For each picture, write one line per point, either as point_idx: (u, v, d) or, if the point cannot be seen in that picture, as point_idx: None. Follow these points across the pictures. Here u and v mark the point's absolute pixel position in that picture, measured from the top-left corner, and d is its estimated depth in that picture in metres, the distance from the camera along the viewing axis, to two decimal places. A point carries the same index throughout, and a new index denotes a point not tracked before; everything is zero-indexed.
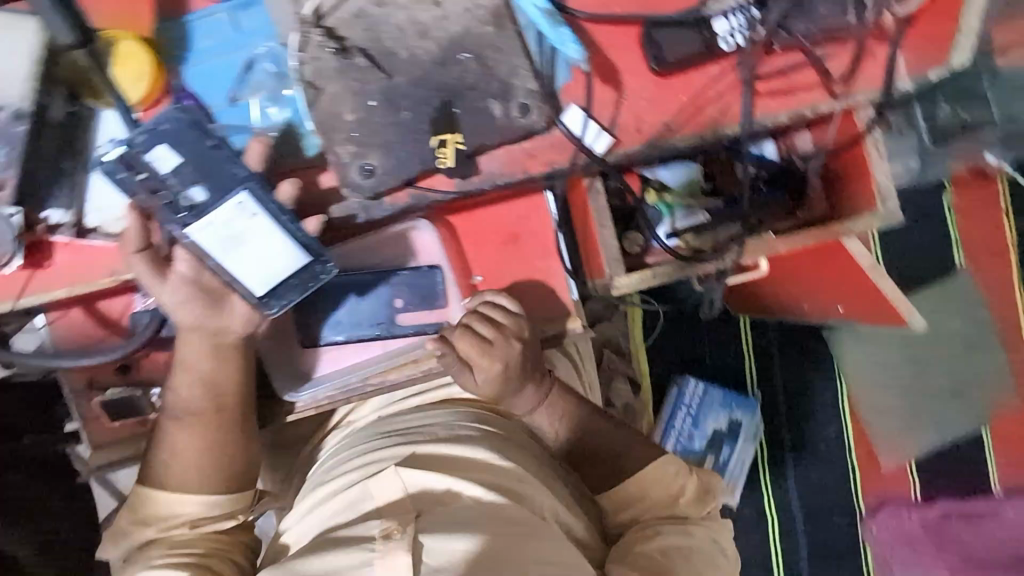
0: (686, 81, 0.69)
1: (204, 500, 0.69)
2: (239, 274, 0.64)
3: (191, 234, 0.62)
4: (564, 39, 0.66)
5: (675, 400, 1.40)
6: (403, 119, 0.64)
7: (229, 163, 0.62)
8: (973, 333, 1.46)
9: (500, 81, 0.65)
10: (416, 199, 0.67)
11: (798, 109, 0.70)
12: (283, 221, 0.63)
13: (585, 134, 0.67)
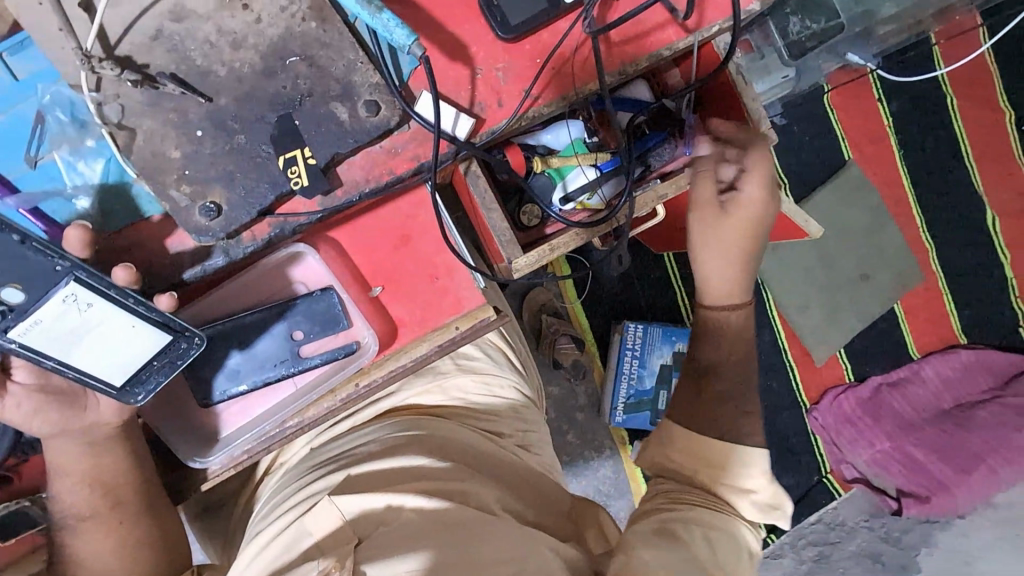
0: (539, 43, 0.65)
1: None
2: (90, 369, 0.58)
3: (20, 340, 0.54)
4: (387, 24, 0.58)
5: (619, 347, 1.54)
6: (239, 145, 0.57)
7: (35, 255, 0.52)
8: (872, 220, 1.52)
9: (338, 81, 0.59)
10: (278, 228, 0.61)
11: (655, 54, 0.68)
12: (126, 303, 0.56)
13: (445, 122, 0.63)
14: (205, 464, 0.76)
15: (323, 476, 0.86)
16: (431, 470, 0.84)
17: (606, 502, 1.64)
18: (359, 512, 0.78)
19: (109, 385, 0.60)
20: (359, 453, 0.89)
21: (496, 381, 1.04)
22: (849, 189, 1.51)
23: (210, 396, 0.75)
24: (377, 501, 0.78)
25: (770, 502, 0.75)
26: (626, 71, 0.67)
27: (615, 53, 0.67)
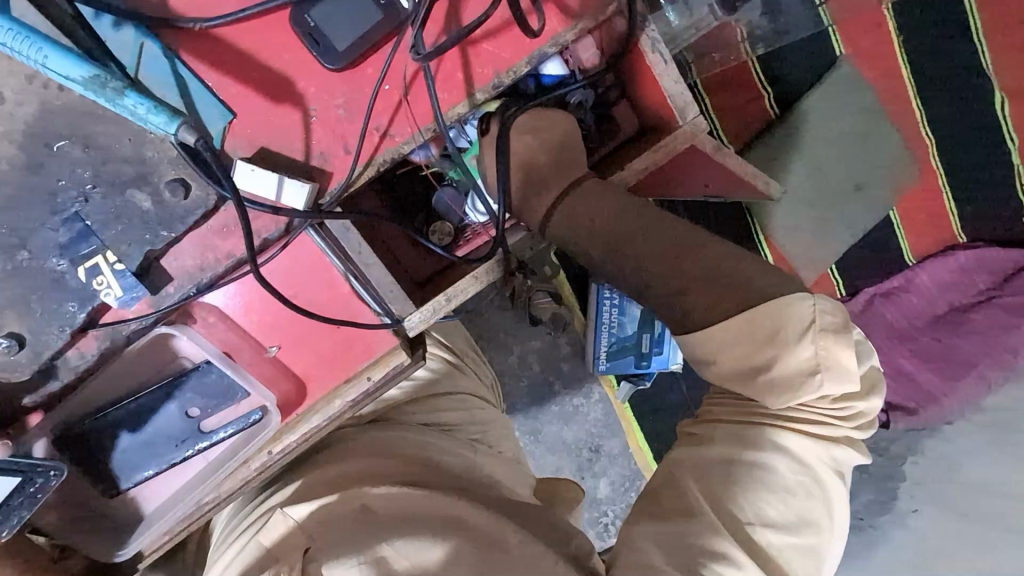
0: (374, 67, 0.56)
1: None
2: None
3: None
4: (137, 112, 0.47)
5: (596, 297, 1.40)
6: (24, 263, 0.51)
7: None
8: (867, 125, 1.24)
9: (129, 162, 0.51)
10: (108, 339, 0.54)
11: (517, 65, 0.58)
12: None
13: (280, 194, 0.55)
14: (126, 550, 0.72)
15: (269, 496, 0.83)
16: (379, 469, 0.82)
17: (597, 443, 1.54)
18: (308, 518, 0.74)
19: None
20: (303, 468, 0.86)
21: (440, 377, 1.01)
22: (837, 91, 1.23)
23: (116, 485, 0.70)
24: (325, 502, 0.75)
25: (811, 361, 0.61)
26: (500, 87, 0.58)
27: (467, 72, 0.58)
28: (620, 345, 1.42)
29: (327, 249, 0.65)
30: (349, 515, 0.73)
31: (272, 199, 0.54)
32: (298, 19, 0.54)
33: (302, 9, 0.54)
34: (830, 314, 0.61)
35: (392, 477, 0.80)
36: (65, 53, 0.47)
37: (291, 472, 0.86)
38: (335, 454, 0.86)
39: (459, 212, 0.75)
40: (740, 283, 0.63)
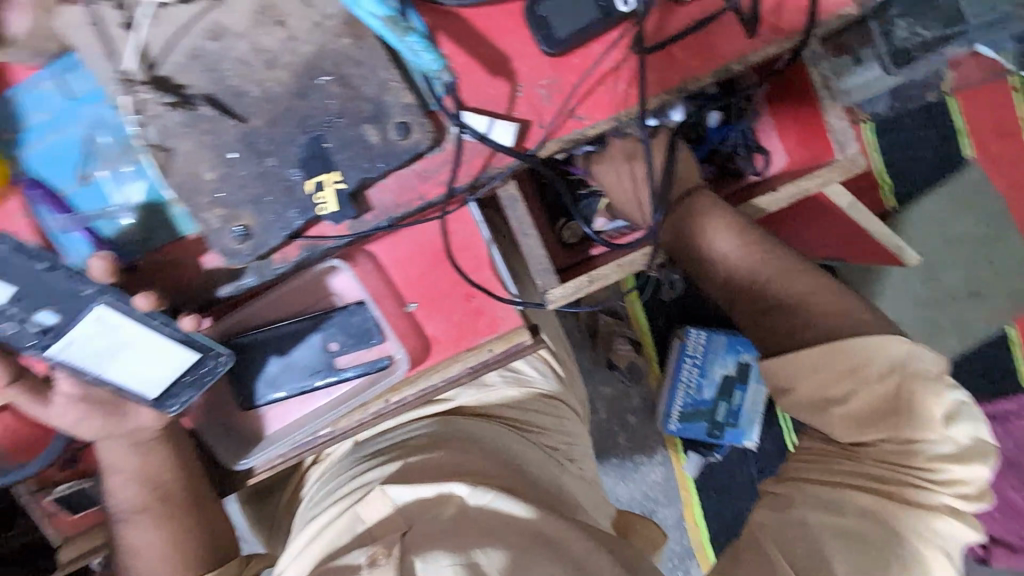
0: (588, 56, 0.58)
1: None
2: (130, 381, 0.68)
3: (58, 353, 0.64)
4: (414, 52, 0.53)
5: (678, 354, 1.39)
6: (269, 168, 0.57)
7: (69, 279, 0.62)
8: (999, 234, 1.20)
9: (367, 102, 0.56)
10: (308, 251, 0.61)
11: (723, 70, 0.59)
12: (152, 324, 0.65)
13: (492, 131, 0.58)
14: (247, 464, 0.79)
15: (371, 467, 0.86)
16: (472, 467, 0.82)
17: (652, 508, 1.46)
18: (409, 505, 0.77)
19: (144, 396, 0.69)
20: (404, 447, 0.88)
21: (541, 390, 1.00)
22: (971, 194, 1.20)
23: (251, 400, 0.78)
24: (424, 494, 0.77)
25: (892, 398, 0.61)
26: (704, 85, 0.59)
27: (671, 71, 0.60)
28: (697, 408, 1.39)
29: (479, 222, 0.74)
30: (442, 511, 0.74)
31: (481, 133, 0.58)
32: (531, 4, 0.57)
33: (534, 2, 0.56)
34: (925, 359, 0.61)
35: (485, 476, 0.80)
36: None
37: (399, 448, 0.88)
38: (443, 438, 0.88)
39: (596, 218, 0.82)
40: (834, 308, 0.66)
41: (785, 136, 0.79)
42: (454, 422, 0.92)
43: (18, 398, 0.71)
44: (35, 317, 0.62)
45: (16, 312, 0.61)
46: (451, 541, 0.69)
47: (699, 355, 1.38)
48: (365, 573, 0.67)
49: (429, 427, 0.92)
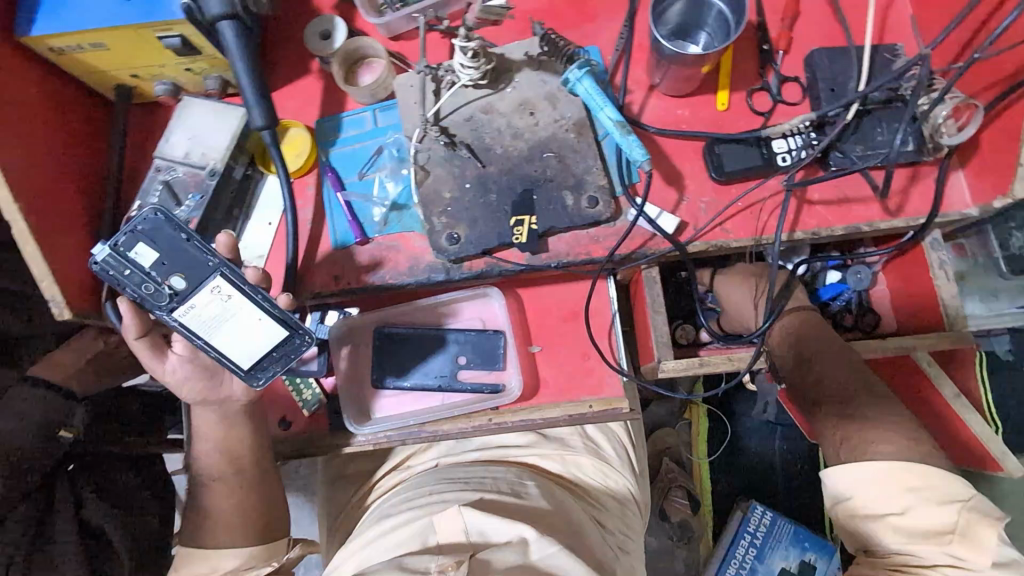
0: (744, 189, 0.76)
1: (241, 552, 0.80)
2: (225, 352, 0.69)
3: (177, 318, 0.68)
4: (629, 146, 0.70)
5: (737, 528, 1.31)
6: (490, 200, 0.77)
7: (202, 251, 0.68)
8: None
9: (575, 177, 0.77)
10: (490, 266, 0.78)
11: (855, 224, 0.74)
12: (256, 298, 0.69)
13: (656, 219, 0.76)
14: (358, 432, 0.88)
15: (449, 489, 0.88)
16: (547, 519, 0.81)
17: None
18: (480, 536, 0.75)
19: (237, 367, 0.70)
20: (483, 482, 0.88)
21: (614, 475, 0.99)
22: None
23: (378, 381, 0.91)
24: (494, 531, 0.75)
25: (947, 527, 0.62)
26: (831, 232, 0.74)
27: (813, 217, 0.75)
28: None
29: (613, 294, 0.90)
30: (506, 552, 0.71)
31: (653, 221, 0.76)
32: (713, 144, 0.77)
33: (715, 143, 0.76)
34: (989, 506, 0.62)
35: (557, 532, 0.78)
36: (594, 111, 0.73)
37: (481, 481, 0.89)
38: (523, 486, 0.87)
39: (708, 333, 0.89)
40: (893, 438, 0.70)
41: (895, 303, 0.87)
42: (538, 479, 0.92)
43: (141, 352, 0.75)
44: (166, 281, 0.67)
45: (151, 275, 0.67)
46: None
47: (760, 536, 1.30)
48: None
49: (511, 474, 0.91)
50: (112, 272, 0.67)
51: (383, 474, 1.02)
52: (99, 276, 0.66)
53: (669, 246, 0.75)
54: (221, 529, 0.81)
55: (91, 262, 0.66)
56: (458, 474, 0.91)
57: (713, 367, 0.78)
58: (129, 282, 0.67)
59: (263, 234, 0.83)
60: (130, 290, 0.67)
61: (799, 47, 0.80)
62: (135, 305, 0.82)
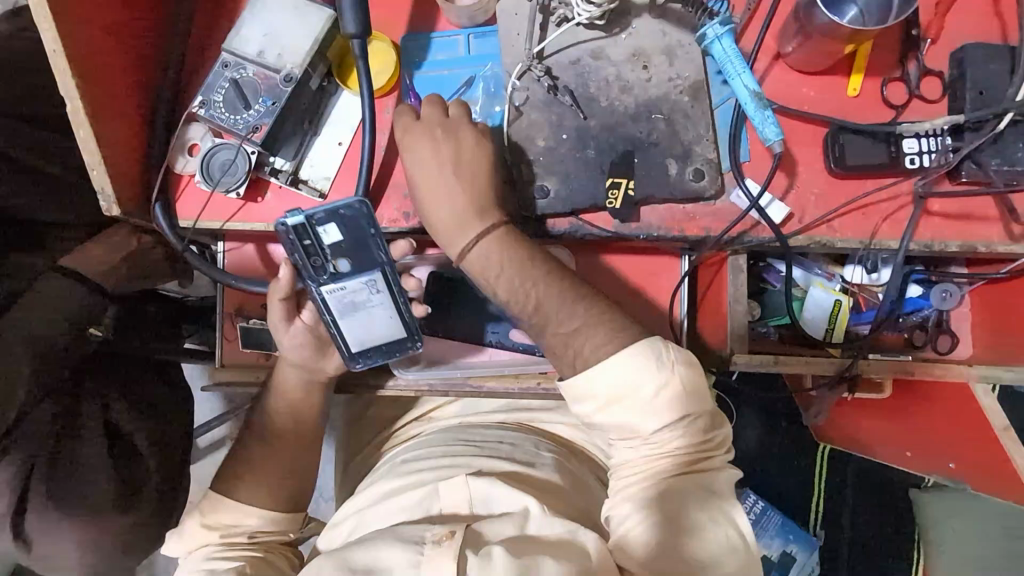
0: (860, 188, 0.70)
1: (265, 514, 0.79)
2: (346, 333, 0.76)
3: (322, 292, 0.73)
4: (766, 119, 0.68)
5: None
6: (587, 157, 0.71)
7: (375, 248, 0.72)
8: None
9: (682, 146, 0.70)
10: (575, 228, 0.72)
11: (972, 243, 0.69)
12: (398, 301, 0.75)
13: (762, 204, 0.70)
14: (401, 375, 0.85)
15: (458, 451, 0.84)
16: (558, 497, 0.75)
17: None
18: (486, 509, 0.73)
19: (347, 347, 0.77)
20: (496, 448, 0.84)
21: None
22: None
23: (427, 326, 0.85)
24: (502, 502, 0.72)
25: None
26: (945, 248, 0.69)
27: (928, 228, 0.70)
28: None
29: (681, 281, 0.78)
30: (509, 523, 0.67)
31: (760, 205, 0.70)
32: (836, 131, 0.70)
33: (840, 131, 0.70)
34: None
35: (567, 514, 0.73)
36: (732, 78, 0.69)
37: (492, 445, 0.85)
38: (539, 454, 0.83)
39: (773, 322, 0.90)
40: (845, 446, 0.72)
41: (976, 328, 0.84)
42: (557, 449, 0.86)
43: (275, 311, 0.78)
44: (333, 259, 0.72)
45: (318, 249, 0.72)
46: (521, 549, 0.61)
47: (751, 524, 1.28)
48: (426, 550, 0.62)
49: (524, 438, 0.87)
50: (292, 237, 0.71)
51: (407, 422, 0.97)
52: (279, 234, 0.70)
53: (769, 234, 0.70)
54: (253, 483, 0.80)
55: (282, 221, 0.69)
56: (473, 435, 0.87)
57: (788, 367, 0.74)
58: (302, 251, 0.71)
59: (331, 154, 0.76)
60: (297, 254, 0.72)
61: (949, 39, 0.72)
62: (184, 209, 0.75)
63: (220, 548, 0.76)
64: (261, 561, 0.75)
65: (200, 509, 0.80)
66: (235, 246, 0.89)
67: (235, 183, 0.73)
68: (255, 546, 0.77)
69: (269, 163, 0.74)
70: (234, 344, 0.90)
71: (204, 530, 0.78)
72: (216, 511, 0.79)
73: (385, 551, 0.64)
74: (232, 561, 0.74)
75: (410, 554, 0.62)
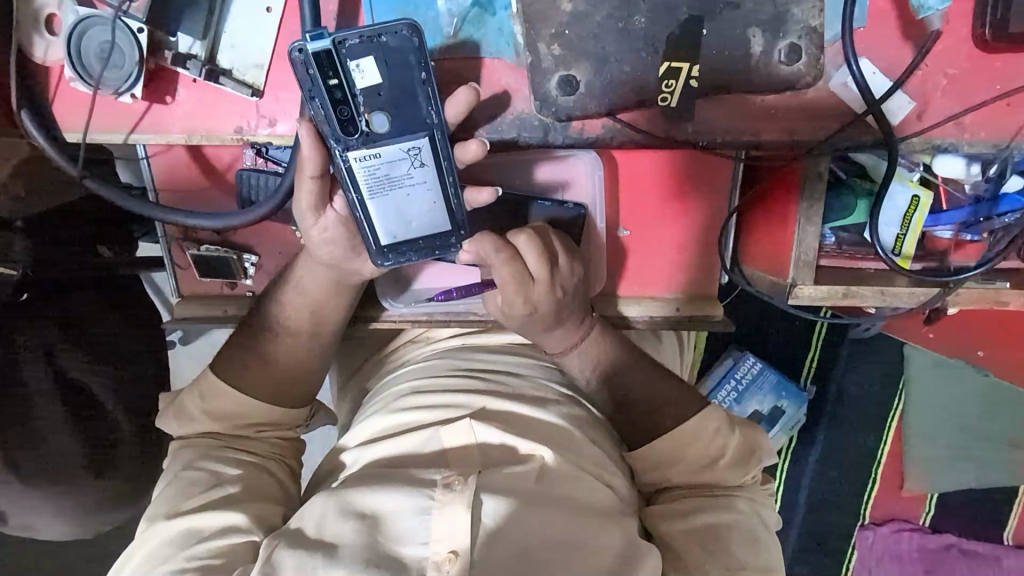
0: (1014, 67, 0.50)
1: (273, 416, 0.64)
2: (372, 217, 0.55)
3: (349, 160, 0.51)
4: None
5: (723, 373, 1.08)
6: (634, 28, 0.48)
7: (424, 101, 0.50)
8: None
9: (774, 6, 0.48)
10: (611, 132, 0.53)
11: None
12: (445, 177, 0.54)
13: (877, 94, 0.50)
14: (393, 306, 0.75)
15: (468, 385, 0.65)
16: (575, 439, 0.60)
17: None
18: (498, 451, 0.57)
19: (375, 239, 0.56)
20: (508, 382, 0.66)
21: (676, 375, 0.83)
22: None
23: None
24: (521, 442, 0.57)
25: None
26: None
27: None
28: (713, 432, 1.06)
29: (730, 208, 0.68)
30: (523, 469, 0.54)
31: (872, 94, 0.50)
32: None
33: None
34: None
35: (584, 457, 0.59)
36: None
37: (504, 376, 0.67)
38: (548, 389, 0.66)
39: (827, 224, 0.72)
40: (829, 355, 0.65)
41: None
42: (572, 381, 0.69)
43: (303, 188, 0.53)
44: (366, 113, 0.50)
45: (351, 100, 0.49)
46: (535, 503, 0.52)
47: (745, 383, 1.07)
48: (436, 495, 0.51)
49: (540, 370, 0.69)
50: (312, 74, 0.48)
51: (402, 343, 0.78)
52: (294, 68, 0.47)
53: (872, 135, 0.51)
54: (253, 382, 0.64)
55: (296, 47, 0.46)
56: (481, 363, 0.68)
57: (855, 299, 0.64)
58: (328, 99, 0.49)
59: (259, 26, 0.52)
60: (317, 102, 0.49)
61: None
62: (66, 117, 0.54)
63: (217, 446, 0.62)
64: (260, 471, 0.61)
65: (197, 390, 0.63)
66: (161, 149, 0.67)
67: (125, 76, 0.51)
68: (253, 450, 0.63)
69: (171, 44, 0.51)
70: (190, 271, 0.75)
71: (205, 431, 0.62)
72: (214, 399, 0.62)
73: (387, 493, 0.52)
74: (234, 467, 0.60)
75: (416, 499, 0.51)
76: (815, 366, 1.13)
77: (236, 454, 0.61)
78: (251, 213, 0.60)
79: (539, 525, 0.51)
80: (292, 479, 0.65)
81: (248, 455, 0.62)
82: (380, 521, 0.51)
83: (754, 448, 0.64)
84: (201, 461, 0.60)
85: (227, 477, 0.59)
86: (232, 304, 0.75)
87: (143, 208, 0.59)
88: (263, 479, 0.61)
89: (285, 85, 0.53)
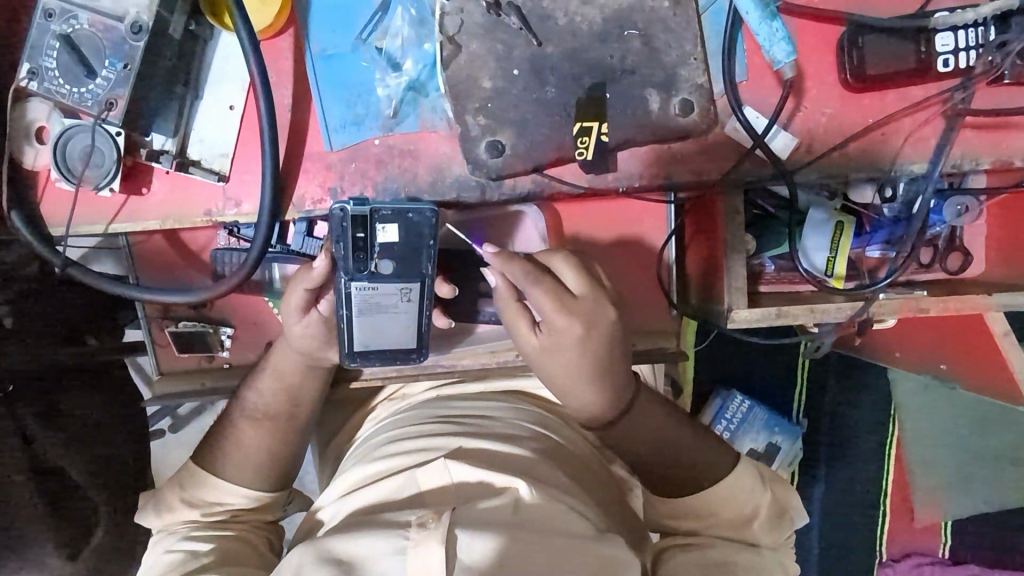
0: (881, 101, 0.58)
1: (252, 494, 0.66)
2: (353, 329, 0.60)
3: (351, 286, 0.58)
4: (775, 37, 0.56)
5: (713, 417, 1.08)
6: (547, 97, 0.56)
7: (425, 260, 0.59)
8: None
9: (664, 70, 0.56)
10: (541, 186, 0.60)
11: (1007, 157, 0.58)
12: (422, 308, 0.61)
13: (765, 134, 0.58)
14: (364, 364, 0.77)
15: (440, 431, 0.67)
16: (544, 473, 0.62)
17: None
18: (472, 487, 0.58)
19: (349, 345, 0.61)
20: (479, 425, 0.68)
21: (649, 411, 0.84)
22: None
23: None
24: (493, 477, 0.58)
25: None
26: (974, 163, 0.58)
27: (962, 146, 0.58)
28: None
29: (668, 242, 0.74)
30: (498, 502, 0.55)
31: (758, 133, 0.57)
32: (853, 33, 0.56)
33: (858, 31, 0.56)
34: None
35: (557, 488, 0.60)
36: None
37: (474, 420, 0.69)
38: (515, 426, 0.68)
39: (764, 253, 0.77)
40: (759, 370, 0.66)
41: (992, 242, 0.76)
42: (538, 418, 0.71)
43: (293, 288, 0.60)
44: (377, 258, 0.58)
45: (369, 251, 0.58)
46: (515, 535, 0.52)
47: (737, 422, 1.08)
48: (412, 535, 0.51)
49: (508, 411, 0.72)
50: (340, 218, 0.57)
51: (380, 403, 0.81)
52: (330, 217, 0.56)
53: (768, 168, 0.58)
54: (231, 459, 0.66)
55: (338, 205, 0.56)
56: (450, 411, 0.71)
57: (789, 318, 0.69)
58: (349, 248, 0.57)
59: (222, 121, 0.59)
60: (340, 244, 0.57)
61: None
62: (53, 213, 0.60)
63: (201, 527, 0.63)
64: (238, 543, 0.62)
65: (178, 481, 0.65)
66: (142, 238, 0.73)
67: (105, 174, 0.57)
68: (232, 526, 0.64)
69: (146, 143, 0.58)
70: (170, 348, 0.78)
71: (186, 507, 0.64)
72: (195, 484, 0.65)
73: (364, 538, 0.52)
74: (211, 541, 0.61)
75: (393, 540, 0.51)
76: (804, 404, 1.15)
77: (215, 533, 0.62)
78: (214, 290, 0.64)
79: (521, 554, 0.50)
80: (271, 551, 0.65)
81: (227, 533, 0.63)
82: (358, 568, 0.50)
83: (785, 507, 0.66)
84: (183, 542, 0.61)
85: (203, 551, 0.60)
86: (211, 377, 0.78)
87: (123, 290, 0.63)
88: (242, 550, 0.61)
89: (247, 169, 0.60)
